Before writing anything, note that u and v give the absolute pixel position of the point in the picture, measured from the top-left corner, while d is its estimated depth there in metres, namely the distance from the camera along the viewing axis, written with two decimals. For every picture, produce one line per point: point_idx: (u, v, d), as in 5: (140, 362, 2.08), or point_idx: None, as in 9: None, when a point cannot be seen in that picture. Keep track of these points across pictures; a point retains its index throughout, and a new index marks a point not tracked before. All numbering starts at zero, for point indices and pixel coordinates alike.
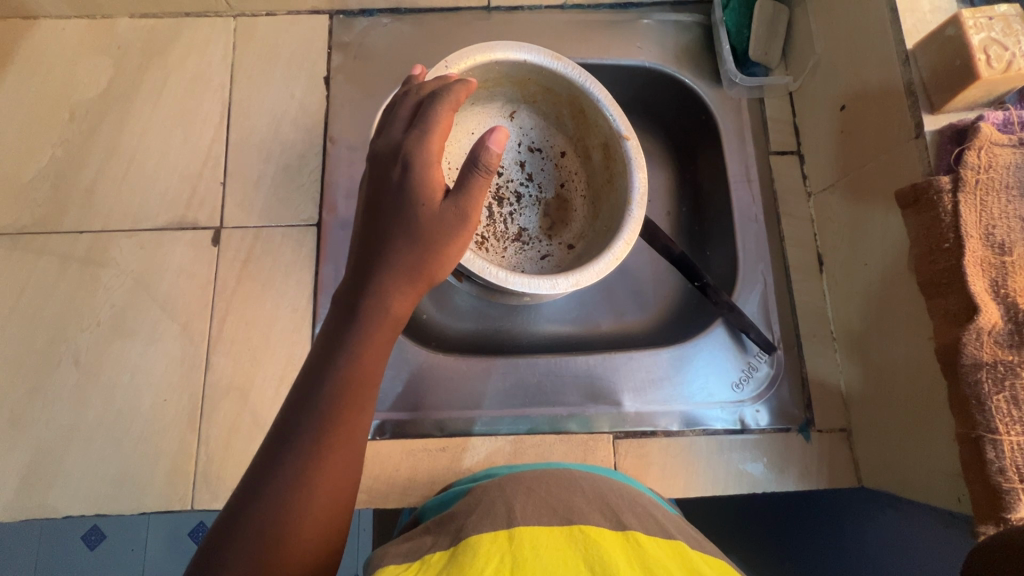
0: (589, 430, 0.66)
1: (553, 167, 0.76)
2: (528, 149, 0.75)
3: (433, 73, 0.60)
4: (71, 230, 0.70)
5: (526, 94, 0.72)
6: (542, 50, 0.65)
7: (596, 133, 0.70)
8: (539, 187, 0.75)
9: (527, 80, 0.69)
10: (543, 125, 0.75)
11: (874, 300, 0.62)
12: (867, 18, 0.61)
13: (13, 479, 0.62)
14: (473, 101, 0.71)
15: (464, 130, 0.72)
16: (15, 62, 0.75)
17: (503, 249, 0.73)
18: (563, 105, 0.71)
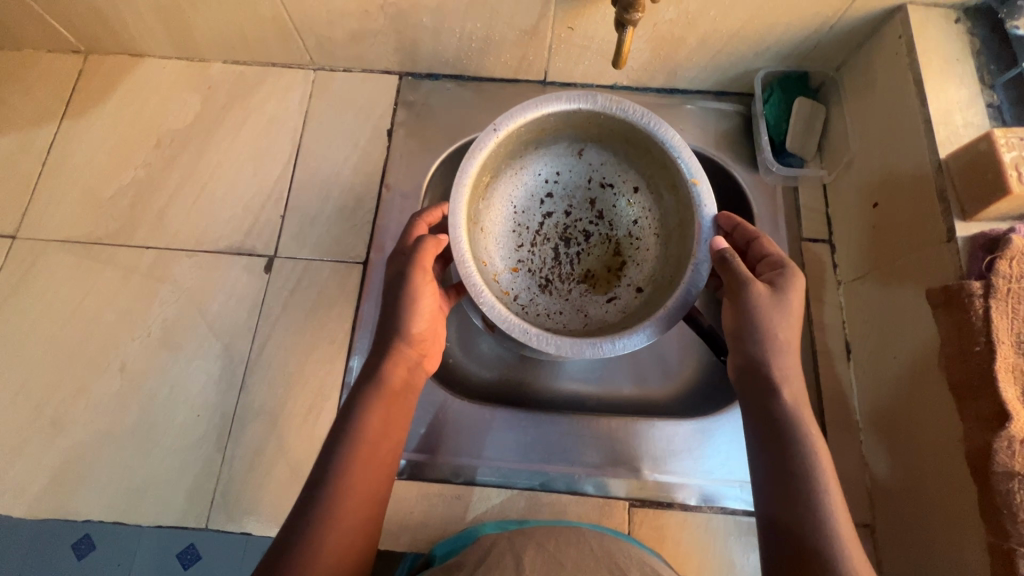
0: (606, 494, 0.65)
1: (627, 205, 0.75)
2: (599, 185, 0.75)
3: (483, 138, 0.64)
4: (139, 246, 0.75)
5: (589, 139, 0.72)
6: (594, 97, 0.66)
7: (667, 172, 0.68)
8: (609, 225, 0.75)
9: (587, 123, 0.70)
10: (613, 160, 0.74)
11: (902, 393, 0.62)
12: (903, 126, 0.65)
13: (46, 476, 0.65)
14: (540, 146, 0.73)
15: (530, 173, 0.74)
16: (117, 92, 0.83)
17: (569, 291, 0.74)
18: (630, 143, 0.70)
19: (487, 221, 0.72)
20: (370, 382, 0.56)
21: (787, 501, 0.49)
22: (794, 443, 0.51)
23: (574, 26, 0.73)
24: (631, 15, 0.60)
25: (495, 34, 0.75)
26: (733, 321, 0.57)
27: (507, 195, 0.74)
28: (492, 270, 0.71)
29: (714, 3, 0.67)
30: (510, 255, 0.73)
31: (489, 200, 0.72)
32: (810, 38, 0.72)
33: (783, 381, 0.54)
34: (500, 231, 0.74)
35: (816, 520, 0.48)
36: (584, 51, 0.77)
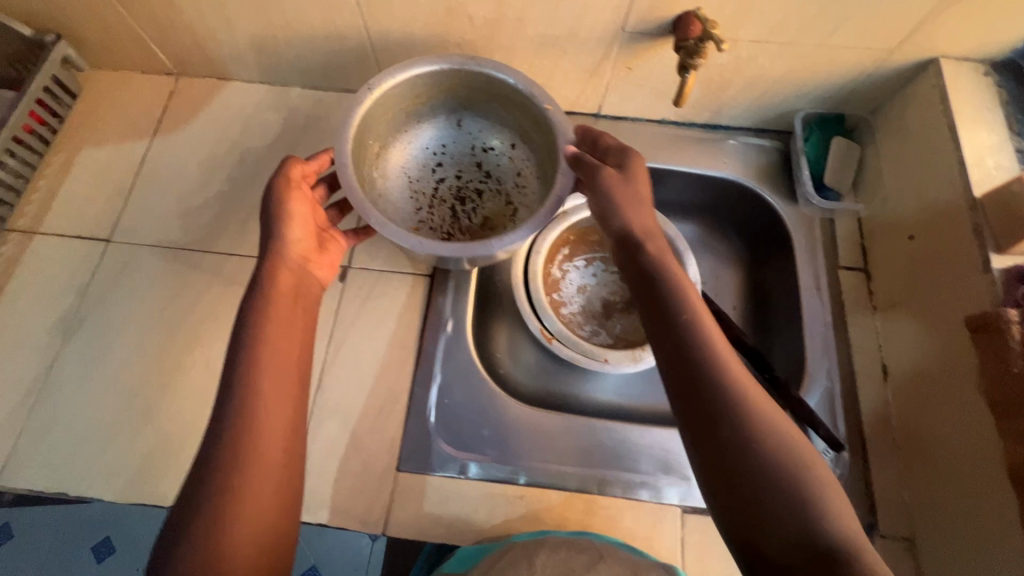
0: (659, 500, 0.69)
1: (507, 160, 0.83)
2: (479, 147, 0.84)
3: (359, 96, 0.69)
4: (224, 252, 0.81)
5: (436, 103, 0.80)
6: (492, 64, 0.72)
7: (529, 115, 0.76)
8: (501, 181, 0.84)
9: (480, 82, 0.75)
10: (489, 124, 0.83)
11: (941, 412, 0.66)
12: (937, 166, 0.71)
13: (135, 464, 0.69)
14: (420, 117, 0.82)
15: (420, 143, 0.83)
16: (205, 112, 0.90)
17: (467, 241, 0.81)
18: (484, 96, 0.78)
19: (380, 184, 0.80)
20: (262, 330, 0.58)
21: (695, 414, 0.50)
22: (681, 316, 0.55)
23: (633, 67, 0.80)
24: (693, 60, 0.67)
25: (559, 71, 0.82)
26: (645, 256, 0.58)
27: (397, 165, 0.82)
28: (402, 230, 0.79)
29: (764, 51, 0.74)
30: (427, 217, 0.82)
31: (381, 172, 0.81)
32: (848, 83, 0.79)
33: (666, 272, 0.57)
34: (398, 197, 0.82)
35: (749, 443, 0.47)
36: (639, 88, 0.84)
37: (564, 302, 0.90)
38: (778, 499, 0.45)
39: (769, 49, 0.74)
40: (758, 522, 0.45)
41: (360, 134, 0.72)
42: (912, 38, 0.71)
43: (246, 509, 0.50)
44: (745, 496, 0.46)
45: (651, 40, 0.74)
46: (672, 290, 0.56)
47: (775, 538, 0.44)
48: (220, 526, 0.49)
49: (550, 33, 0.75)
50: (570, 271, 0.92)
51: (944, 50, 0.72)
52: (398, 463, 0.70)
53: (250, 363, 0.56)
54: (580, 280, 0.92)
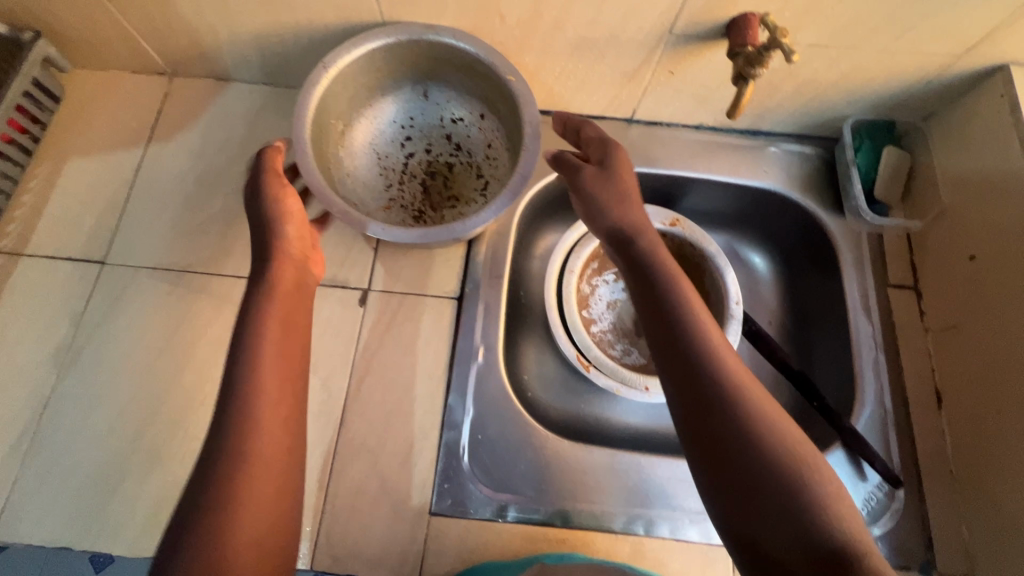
0: (709, 541, 0.65)
1: (476, 131, 0.81)
2: (451, 121, 0.81)
3: (314, 74, 0.68)
4: (232, 274, 0.74)
5: (396, 77, 0.77)
6: (446, 32, 0.70)
7: (495, 87, 0.73)
8: (468, 153, 0.81)
9: (413, 56, 0.73)
10: (457, 95, 0.80)
11: (1007, 447, 0.63)
12: (1005, 183, 0.66)
13: (144, 512, 0.63)
14: (383, 91, 0.79)
15: (387, 119, 0.81)
16: (204, 117, 0.83)
17: (443, 216, 0.79)
18: (437, 68, 0.76)
19: (346, 160, 0.77)
20: (258, 331, 0.52)
21: (701, 437, 0.44)
22: (671, 303, 0.51)
23: (675, 71, 0.74)
24: (753, 70, 0.61)
25: (594, 75, 0.76)
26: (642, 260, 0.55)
27: (364, 141, 0.80)
28: (364, 210, 0.77)
29: (821, 56, 0.69)
30: (398, 194, 0.80)
31: (346, 147, 0.78)
32: (905, 90, 0.74)
33: (660, 262, 0.55)
34: (366, 173, 0.79)
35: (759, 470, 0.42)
36: (679, 93, 0.78)
37: (595, 320, 0.84)
38: (780, 506, 0.41)
39: (826, 53, 0.68)
40: (758, 530, 0.41)
41: (320, 110, 0.70)
42: (983, 44, 0.65)
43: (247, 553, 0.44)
44: (747, 482, 0.42)
45: (699, 43, 0.68)
46: (674, 299, 0.51)
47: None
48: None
49: (589, 35, 0.69)
50: (600, 285, 0.86)
51: (1015, 56, 0.67)
52: (431, 507, 0.65)
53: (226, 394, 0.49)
54: (610, 296, 0.86)
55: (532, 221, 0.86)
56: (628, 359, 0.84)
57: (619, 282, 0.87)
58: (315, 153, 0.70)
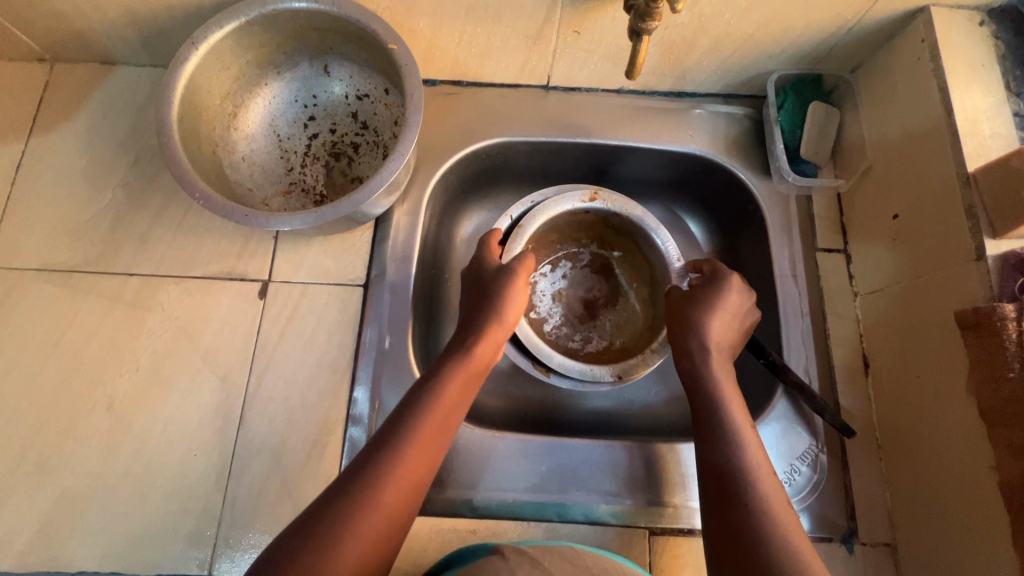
0: (626, 523, 0.63)
1: (382, 107, 0.75)
2: (356, 97, 0.76)
3: (181, 53, 0.63)
4: (122, 272, 0.70)
5: (288, 51, 0.72)
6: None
7: (385, 55, 0.68)
8: (374, 132, 0.76)
9: (297, 26, 0.68)
10: (359, 70, 0.74)
11: (925, 412, 0.61)
12: (924, 135, 0.63)
13: (34, 525, 0.61)
14: (279, 69, 0.74)
15: (286, 99, 0.76)
16: (89, 105, 0.77)
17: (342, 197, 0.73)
18: (330, 38, 0.70)
19: (240, 142, 0.73)
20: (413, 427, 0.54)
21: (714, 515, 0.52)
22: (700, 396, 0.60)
23: (581, 30, 0.69)
24: (646, 24, 0.56)
25: (496, 39, 0.71)
26: (685, 364, 0.63)
27: (259, 122, 0.74)
28: (260, 195, 0.72)
29: (730, 6, 0.64)
30: (300, 176, 0.75)
31: (240, 129, 0.73)
32: (827, 40, 0.69)
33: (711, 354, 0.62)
34: (264, 157, 0.74)
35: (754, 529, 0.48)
36: (590, 54, 0.73)
37: (544, 319, 0.79)
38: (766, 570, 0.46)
39: (735, 2, 0.63)
40: None
41: (193, 90, 0.66)
42: None
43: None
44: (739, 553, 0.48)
45: None
46: (712, 399, 0.59)
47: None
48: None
49: None
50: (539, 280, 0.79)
51: None
52: None
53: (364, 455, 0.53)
54: (552, 288, 0.80)
55: (449, 200, 0.81)
56: (589, 348, 0.79)
57: (557, 270, 0.80)
58: (186, 135, 0.65)
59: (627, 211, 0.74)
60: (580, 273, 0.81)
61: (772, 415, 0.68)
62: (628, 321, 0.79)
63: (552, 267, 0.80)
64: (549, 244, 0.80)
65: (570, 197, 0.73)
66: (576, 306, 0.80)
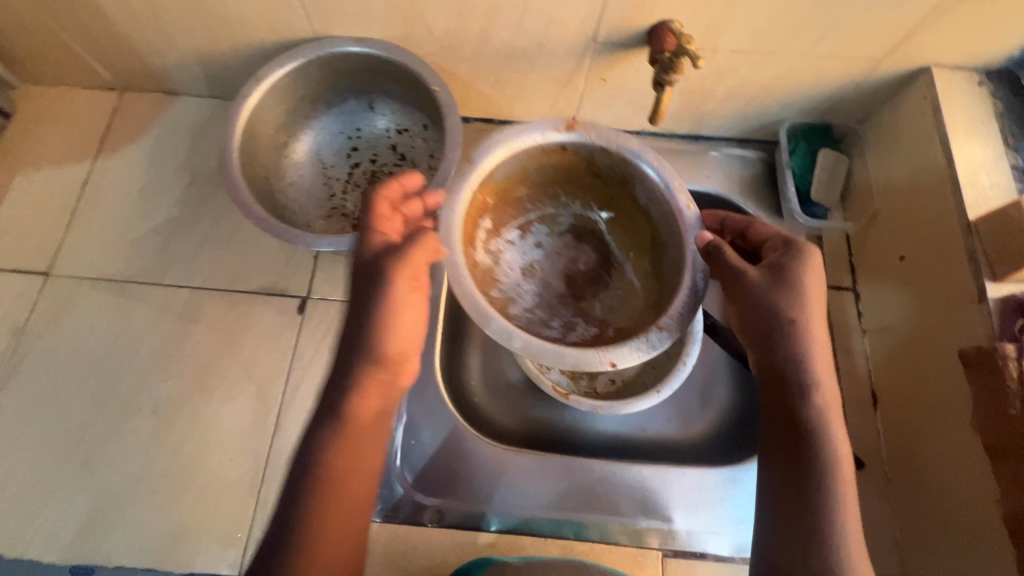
0: (640, 544, 0.66)
1: (420, 141, 0.81)
2: (397, 131, 0.82)
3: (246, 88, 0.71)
4: (172, 285, 0.75)
5: (336, 91, 0.79)
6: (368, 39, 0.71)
7: (427, 93, 0.74)
8: (411, 162, 0.81)
9: (342, 67, 0.75)
10: (402, 107, 0.80)
11: (932, 446, 0.63)
12: (927, 183, 0.67)
13: (78, 520, 0.64)
14: (328, 105, 0.80)
15: (333, 131, 0.82)
16: (151, 130, 0.84)
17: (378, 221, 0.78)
18: (371, 78, 0.77)
19: (289, 170, 0.79)
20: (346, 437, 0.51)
21: (787, 517, 0.50)
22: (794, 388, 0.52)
23: (607, 78, 0.75)
24: (669, 76, 0.62)
25: (529, 83, 0.77)
26: (767, 341, 0.53)
27: (307, 152, 0.81)
28: (304, 218, 0.78)
29: (746, 61, 0.70)
30: (342, 202, 0.79)
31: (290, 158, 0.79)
32: (836, 93, 0.74)
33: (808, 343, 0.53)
34: (309, 184, 0.80)
35: (828, 540, 0.48)
36: (615, 99, 0.79)
37: (511, 300, 0.65)
38: None
39: (751, 58, 0.69)
40: None
41: (253, 121, 0.73)
42: (902, 47, 0.66)
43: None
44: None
45: (625, 50, 0.69)
46: (806, 397, 0.52)
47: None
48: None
49: (516, 44, 0.70)
50: (505, 249, 0.67)
51: (936, 58, 0.67)
52: None
53: (299, 458, 0.51)
54: (523, 260, 0.68)
55: None
56: (572, 335, 0.65)
57: (525, 240, 0.69)
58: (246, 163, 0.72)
59: (614, 147, 0.61)
60: (556, 242, 0.70)
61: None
62: (624, 300, 0.67)
63: (521, 234, 0.69)
64: (515, 201, 0.67)
65: (540, 126, 0.61)
66: (554, 283, 0.69)
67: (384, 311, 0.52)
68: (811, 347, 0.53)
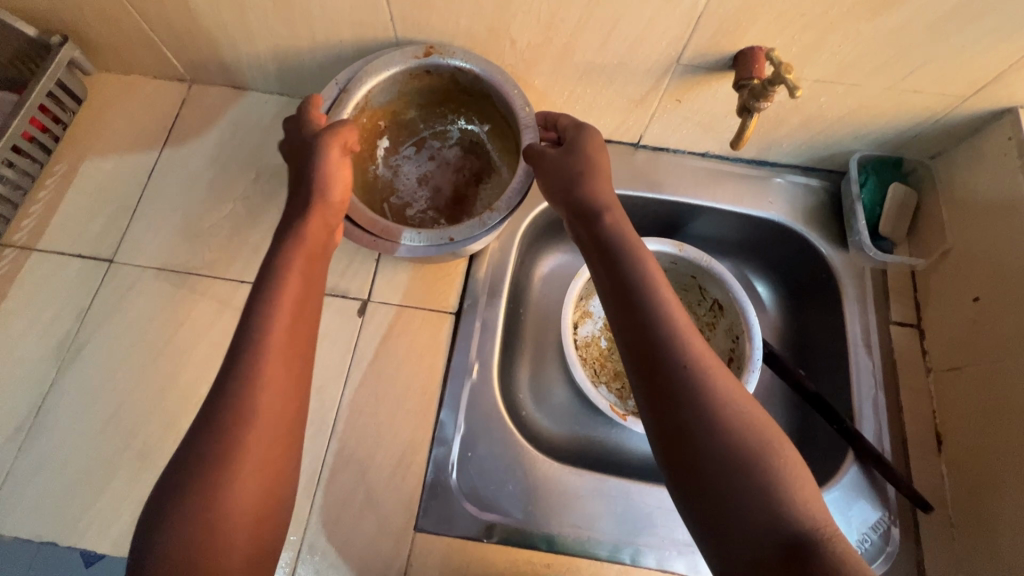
0: (696, 573, 0.64)
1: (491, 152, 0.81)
2: (466, 142, 0.81)
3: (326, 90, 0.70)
4: (234, 279, 0.75)
5: (432, 105, 0.80)
6: (457, 54, 0.70)
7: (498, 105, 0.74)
8: (482, 172, 0.80)
9: (439, 85, 0.76)
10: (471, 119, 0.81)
11: (1007, 494, 0.62)
12: (1009, 226, 0.66)
13: (132, 511, 0.64)
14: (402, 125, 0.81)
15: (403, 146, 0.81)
16: (218, 123, 0.84)
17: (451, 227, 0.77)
18: (463, 96, 0.77)
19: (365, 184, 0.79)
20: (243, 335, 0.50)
21: (647, 387, 0.46)
22: (622, 256, 0.53)
23: (682, 99, 0.74)
24: (758, 103, 0.61)
25: (602, 100, 0.77)
26: (596, 228, 0.56)
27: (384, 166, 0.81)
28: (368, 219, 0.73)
29: (828, 90, 0.69)
30: (425, 210, 0.79)
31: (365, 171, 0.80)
32: (913, 127, 0.74)
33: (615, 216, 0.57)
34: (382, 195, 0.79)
35: (705, 408, 0.44)
36: (686, 121, 0.79)
37: (408, 205, 0.79)
38: (707, 475, 0.41)
39: (834, 88, 0.69)
40: (717, 525, 0.40)
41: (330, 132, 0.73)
42: (990, 86, 0.65)
43: (206, 538, 0.42)
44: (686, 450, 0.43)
45: (706, 73, 0.69)
46: (634, 267, 0.52)
47: (742, 534, 0.39)
48: (198, 561, 0.42)
49: (597, 60, 0.70)
50: (403, 163, 0.81)
51: (1022, 100, 0.67)
52: (416, 522, 0.64)
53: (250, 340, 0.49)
54: (418, 171, 0.81)
55: (534, 241, 0.86)
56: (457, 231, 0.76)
57: (420, 152, 0.81)
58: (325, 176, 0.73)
59: (467, 68, 0.71)
60: (449, 153, 0.81)
61: (843, 480, 0.69)
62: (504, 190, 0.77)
63: (416, 149, 0.81)
64: (407, 122, 0.80)
65: (400, 54, 0.71)
66: (446, 188, 0.79)
67: (326, 170, 0.60)
68: (608, 222, 0.56)
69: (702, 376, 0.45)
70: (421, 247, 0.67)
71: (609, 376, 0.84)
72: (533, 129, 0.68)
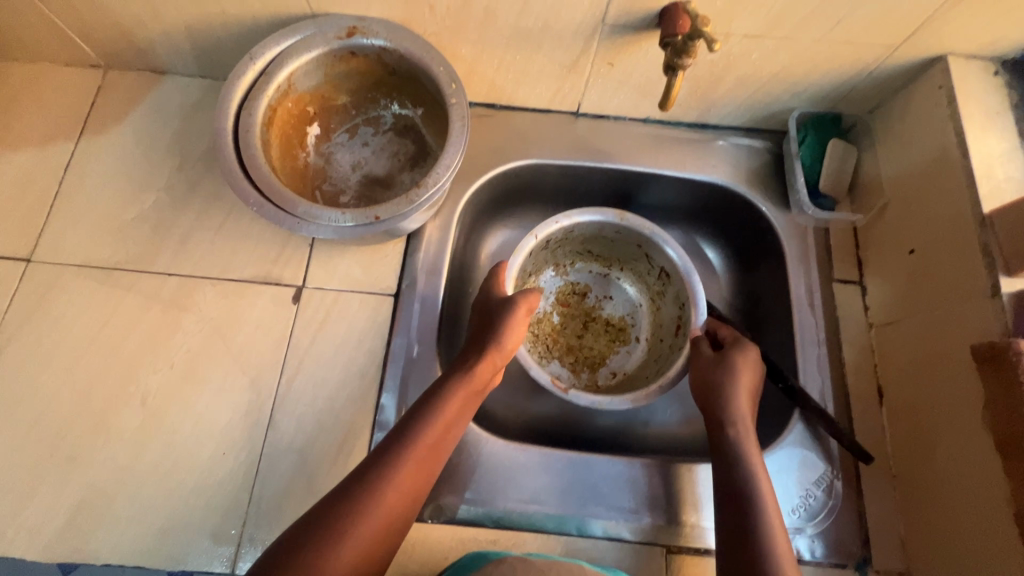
0: (643, 539, 0.65)
1: (428, 137, 0.78)
2: (401, 128, 0.78)
3: (240, 70, 0.67)
4: (160, 272, 0.72)
5: (364, 91, 0.77)
6: (381, 33, 0.68)
7: (427, 84, 0.72)
8: (417, 156, 0.77)
9: (368, 68, 0.73)
10: (406, 103, 0.77)
11: (941, 443, 0.62)
12: (941, 176, 0.66)
13: (63, 515, 0.62)
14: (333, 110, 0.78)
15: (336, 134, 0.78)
16: (137, 110, 0.80)
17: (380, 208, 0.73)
18: (394, 79, 0.74)
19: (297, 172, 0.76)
20: None
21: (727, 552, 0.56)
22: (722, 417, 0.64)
23: (615, 62, 0.72)
24: (681, 60, 0.59)
25: (533, 67, 0.74)
26: (714, 400, 0.66)
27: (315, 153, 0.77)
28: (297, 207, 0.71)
29: (758, 46, 0.68)
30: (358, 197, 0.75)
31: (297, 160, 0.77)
32: (849, 81, 0.73)
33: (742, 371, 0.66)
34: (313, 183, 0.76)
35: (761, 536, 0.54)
36: (621, 85, 0.77)
37: (340, 192, 0.75)
38: None
39: (763, 43, 0.67)
40: None
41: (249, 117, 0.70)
42: (918, 33, 0.64)
43: None
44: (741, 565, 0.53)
45: (634, 33, 0.67)
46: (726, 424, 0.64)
47: None
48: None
49: (521, 25, 0.67)
50: (336, 150, 0.77)
51: (953, 46, 0.66)
52: None
53: None
54: (351, 158, 0.77)
55: (477, 217, 0.84)
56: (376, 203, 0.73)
57: (354, 139, 0.78)
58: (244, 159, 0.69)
59: (392, 46, 0.68)
60: (383, 139, 0.78)
61: (788, 440, 0.69)
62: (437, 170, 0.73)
63: (349, 135, 0.78)
64: (339, 108, 0.77)
65: (322, 31, 0.68)
66: (379, 174, 0.76)
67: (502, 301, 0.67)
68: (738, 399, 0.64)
69: (770, 535, 0.54)
70: (347, 229, 0.65)
71: (562, 351, 0.84)
72: (462, 108, 0.66)
